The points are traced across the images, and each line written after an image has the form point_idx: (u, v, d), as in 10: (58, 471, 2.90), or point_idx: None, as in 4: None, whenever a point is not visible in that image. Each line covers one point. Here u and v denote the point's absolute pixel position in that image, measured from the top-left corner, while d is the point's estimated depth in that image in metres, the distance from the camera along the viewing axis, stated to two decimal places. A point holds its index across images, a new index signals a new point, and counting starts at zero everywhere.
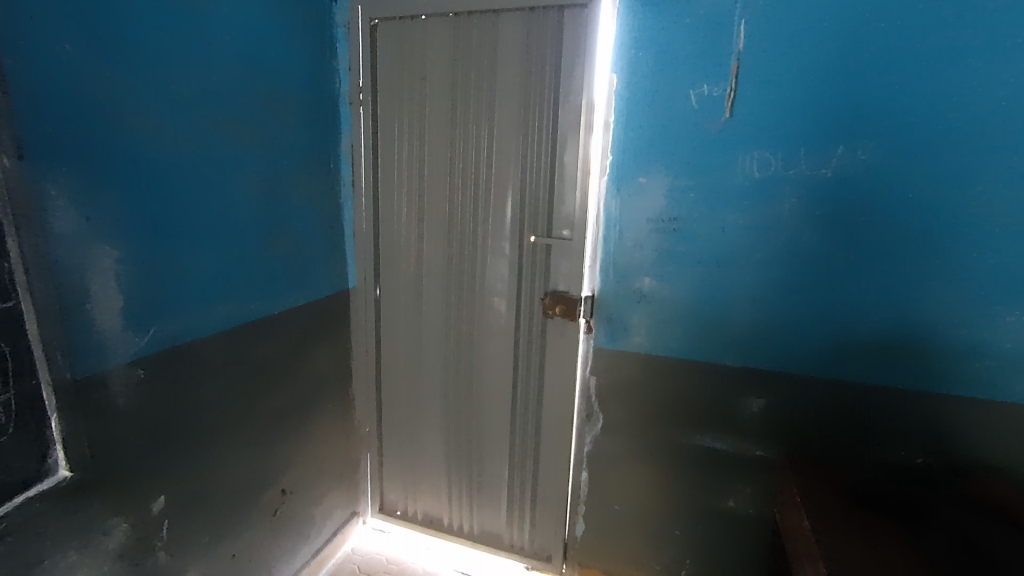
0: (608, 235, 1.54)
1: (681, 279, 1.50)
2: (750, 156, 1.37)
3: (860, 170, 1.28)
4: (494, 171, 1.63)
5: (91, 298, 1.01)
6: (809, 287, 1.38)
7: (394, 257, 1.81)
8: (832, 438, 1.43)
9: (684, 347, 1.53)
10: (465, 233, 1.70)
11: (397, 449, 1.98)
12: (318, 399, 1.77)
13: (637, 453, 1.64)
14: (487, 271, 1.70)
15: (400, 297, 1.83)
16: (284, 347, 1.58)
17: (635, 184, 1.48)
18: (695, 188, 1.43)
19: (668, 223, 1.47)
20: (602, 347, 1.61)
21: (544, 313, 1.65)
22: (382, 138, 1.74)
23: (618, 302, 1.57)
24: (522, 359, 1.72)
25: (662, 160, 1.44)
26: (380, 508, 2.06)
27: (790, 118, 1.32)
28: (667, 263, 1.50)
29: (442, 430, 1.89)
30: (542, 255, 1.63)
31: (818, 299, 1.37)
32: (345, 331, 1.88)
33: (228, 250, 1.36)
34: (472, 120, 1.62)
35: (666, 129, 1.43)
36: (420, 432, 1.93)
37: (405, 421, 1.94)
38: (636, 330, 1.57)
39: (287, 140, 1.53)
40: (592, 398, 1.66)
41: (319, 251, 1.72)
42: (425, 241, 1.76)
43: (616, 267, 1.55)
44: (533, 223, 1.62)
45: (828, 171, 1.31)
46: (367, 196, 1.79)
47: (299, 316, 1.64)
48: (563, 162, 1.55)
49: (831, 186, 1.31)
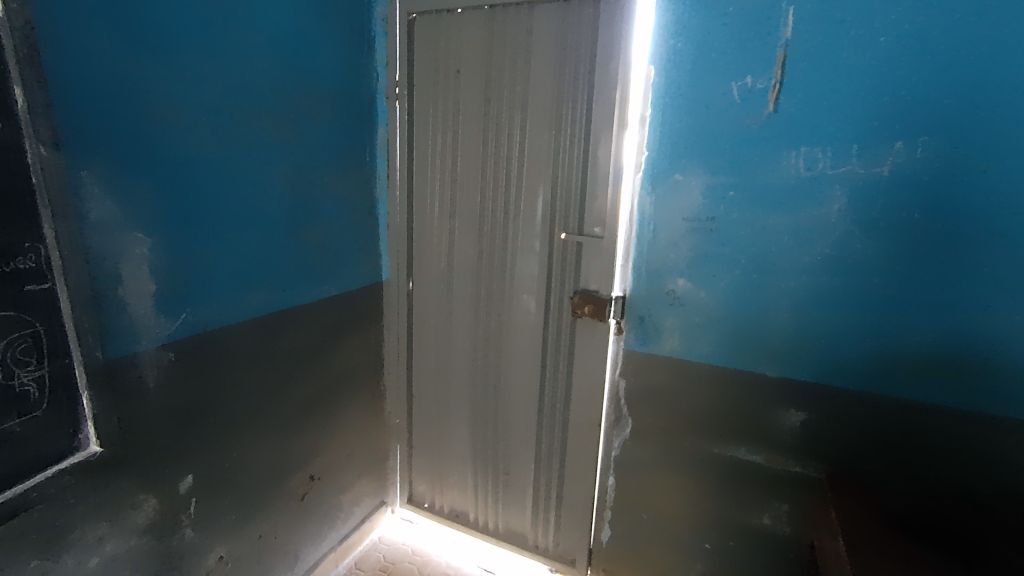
0: (641, 234, 1.48)
1: (717, 282, 1.42)
2: (796, 153, 1.28)
3: (918, 169, 1.17)
4: (526, 166, 1.60)
5: (124, 283, 1.06)
6: (857, 294, 1.27)
7: (427, 251, 1.82)
8: (879, 459, 1.32)
9: (718, 354, 1.45)
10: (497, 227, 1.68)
11: (426, 442, 1.99)
12: (349, 389, 1.81)
13: (666, 462, 1.58)
14: (517, 268, 1.67)
15: (432, 291, 1.84)
16: (315, 337, 1.62)
17: (670, 182, 1.42)
18: (734, 187, 1.36)
19: (705, 223, 1.40)
20: (632, 350, 1.56)
21: (572, 313, 1.61)
22: (417, 133, 1.75)
23: (650, 304, 1.51)
24: (550, 359, 1.69)
25: (700, 157, 1.37)
26: (408, 499, 2.09)
27: (841, 112, 1.22)
28: (702, 266, 1.43)
29: (470, 426, 1.89)
30: (573, 252, 1.59)
31: (866, 308, 1.27)
32: (378, 323, 1.90)
33: (261, 241, 1.40)
34: (505, 113, 1.60)
35: (705, 123, 1.35)
36: (449, 426, 1.93)
37: (434, 415, 1.95)
38: (668, 334, 1.50)
39: (322, 133, 1.56)
40: (620, 402, 1.61)
41: (353, 243, 1.74)
42: (456, 236, 1.75)
43: (649, 267, 1.49)
44: (564, 220, 1.58)
45: (881, 169, 1.20)
46: (401, 189, 1.80)
47: (331, 306, 1.67)
48: (596, 158, 1.50)
49: (884, 186, 1.21)
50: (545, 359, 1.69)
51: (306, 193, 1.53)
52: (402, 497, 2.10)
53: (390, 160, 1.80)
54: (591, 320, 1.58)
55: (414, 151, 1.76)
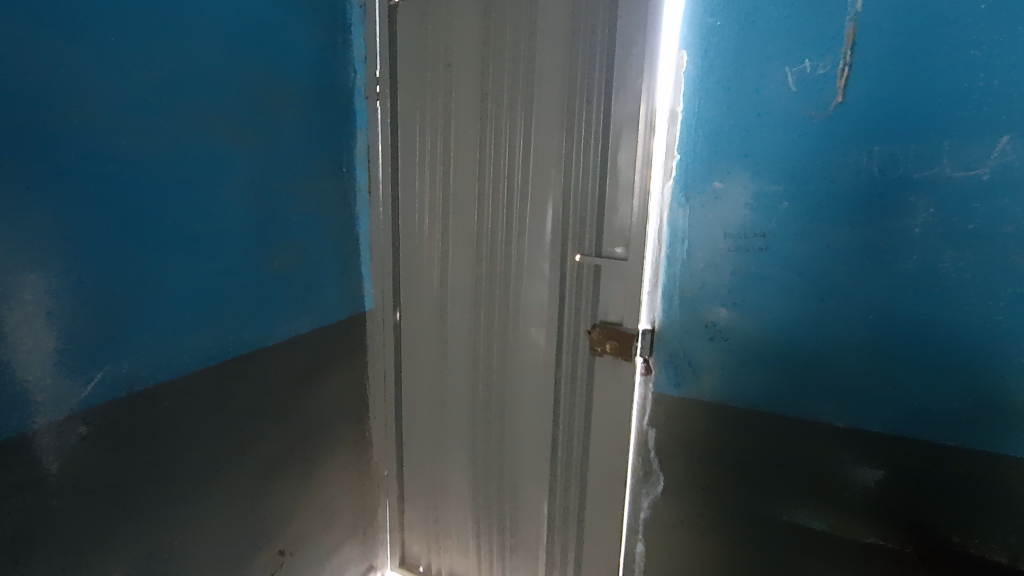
0: (673, 255, 1.23)
1: (769, 312, 1.17)
2: (868, 153, 1.03)
3: None
4: (532, 174, 1.34)
5: (8, 339, 0.80)
6: (951, 328, 1.03)
7: (417, 276, 1.55)
8: (978, 525, 1.07)
9: (771, 398, 1.20)
10: (497, 247, 1.41)
11: (420, 496, 1.72)
12: (328, 440, 1.54)
13: (707, 526, 1.32)
14: (522, 295, 1.41)
15: (423, 322, 1.58)
16: (284, 383, 1.35)
17: (709, 191, 1.17)
18: (790, 196, 1.10)
19: (751, 241, 1.15)
20: (663, 393, 1.30)
21: (590, 350, 1.35)
22: (402, 138, 1.49)
23: (686, 338, 1.25)
24: (564, 402, 1.42)
25: (745, 161, 1.12)
26: (400, 560, 1.82)
27: (929, 101, 0.97)
28: (750, 292, 1.17)
29: (470, 478, 1.62)
30: (590, 276, 1.33)
31: (963, 344, 1.02)
32: (362, 360, 1.64)
33: (214, 272, 1.14)
34: (505, 112, 1.34)
35: (752, 119, 1.10)
36: (446, 478, 1.66)
37: (429, 465, 1.68)
38: (707, 373, 1.25)
39: (289, 141, 1.30)
40: (650, 454, 1.35)
41: (329, 268, 1.48)
42: (450, 258, 1.49)
43: (683, 294, 1.24)
44: (579, 237, 1.32)
45: (983, 172, 0.95)
46: (385, 205, 1.55)
47: (305, 345, 1.41)
48: (616, 164, 1.25)
49: (987, 192, 0.96)
50: (558, 401, 1.43)
51: (270, 212, 1.27)
52: (392, 558, 1.82)
53: (371, 170, 1.54)
54: (613, 357, 1.33)
55: (398, 159, 1.51)
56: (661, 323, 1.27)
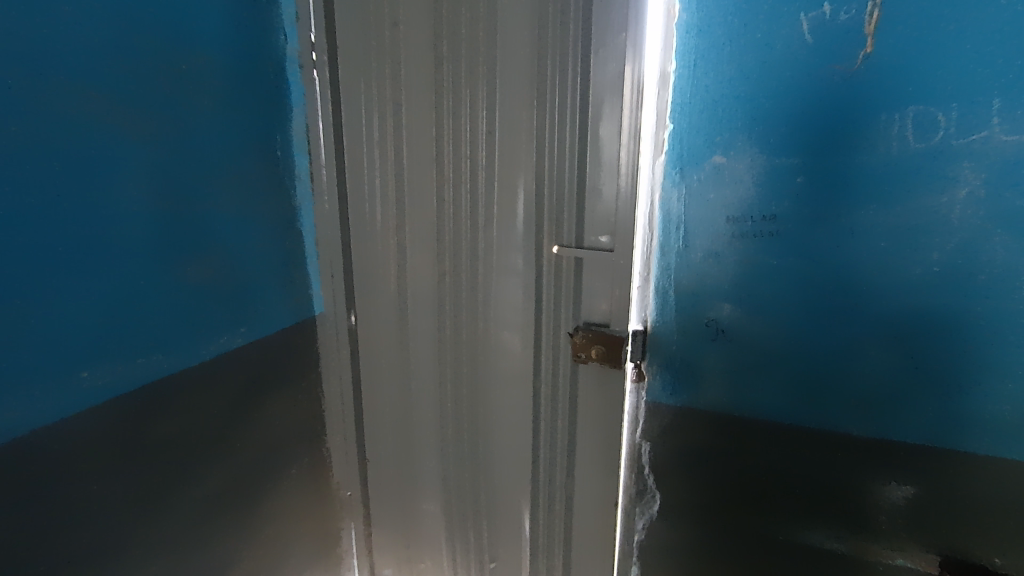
0: (666, 244, 1.05)
1: (781, 309, 0.99)
2: (901, 117, 0.86)
3: None
4: (498, 154, 1.12)
5: None
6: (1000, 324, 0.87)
7: (371, 276, 1.35)
8: (1014, 545, 0.94)
9: (784, 407, 1.03)
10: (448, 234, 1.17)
11: (388, 518, 1.54)
12: (278, 466, 1.36)
13: (707, 552, 1.17)
14: (492, 297, 1.21)
15: (382, 327, 1.38)
16: (218, 407, 1.18)
17: (707, 168, 0.99)
18: (806, 172, 0.93)
19: (760, 226, 0.98)
20: (658, 402, 1.13)
21: (573, 356, 1.15)
22: (346, 114, 1.27)
23: (683, 341, 1.08)
24: (545, 417, 1.24)
25: (750, 130, 0.95)
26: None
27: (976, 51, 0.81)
28: (758, 286, 1.00)
29: (443, 500, 1.44)
30: (569, 275, 1.12)
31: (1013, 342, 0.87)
32: (315, 371, 1.44)
33: (102, 289, 0.94)
34: (463, 80, 1.12)
35: (759, 80, 0.93)
36: (416, 499, 1.48)
37: (397, 485, 1.50)
38: (709, 379, 1.08)
39: (203, 125, 1.09)
40: (645, 470, 1.19)
41: (265, 270, 1.27)
42: (408, 255, 1.28)
43: (678, 290, 1.06)
44: (555, 229, 1.11)
45: None
46: (329, 194, 1.32)
47: (239, 364, 1.22)
48: (598, 137, 1.04)
49: None
50: (538, 418, 1.24)
51: (181, 209, 1.06)
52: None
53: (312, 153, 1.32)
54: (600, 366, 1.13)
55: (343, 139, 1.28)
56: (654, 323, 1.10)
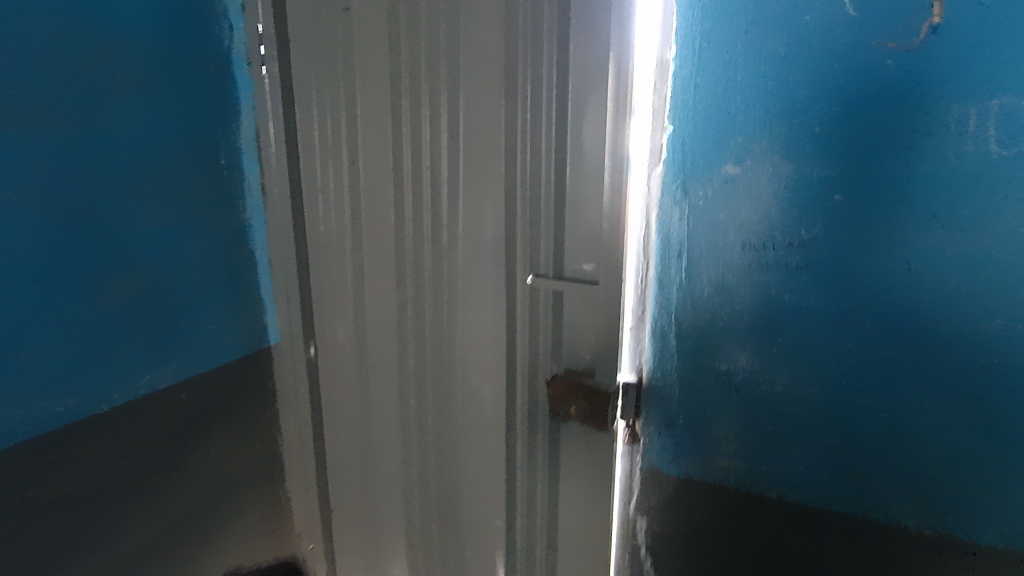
0: (666, 276, 0.85)
1: (815, 361, 0.77)
2: (979, 113, 0.64)
3: None
4: (463, 161, 0.92)
5: None
6: None
7: (328, 303, 1.16)
8: None
9: (819, 488, 0.80)
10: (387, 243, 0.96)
11: None
12: (221, 517, 1.19)
13: None
14: (459, 331, 1.01)
15: (340, 362, 1.18)
16: (149, 450, 1.03)
17: (717, 181, 0.78)
18: (845, 186, 0.71)
19: (785, 254, 0.76)
20: (656, 469, 0.92)
21: (551, 413, 0.93)
22: (297, 117, 1.09)
23: (688, 395, 0.87)
24: (522, 482, 1.01)
25: (772, 133, 0.74)
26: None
27: None
28: (783, 331, 0.78)
29: (409, 566, 1.23)
30: (547, 311, 0.91)
31: None
32: (270, 407, 1.28)
33: None
34: (421, 71, 0.93)
35: (783, 68, 0.72)
36: (380, 562, 1.28)
37: (360, 543, 1.30)
38: (720, 446, 0.86)
39: (115, 123, 0.91)
40: (639, 548, 0.97)
41: (203, 296, 1.10)
42: (366, 280, 1.09)
43: (680, 332, 0.85)
44: (530, 253, 0.89)
45: None
46: (281, 208, 1.15)
47: (170, 401, 1.05)
48: (581, 140, 0.81)
49: None
50: (513, 482, 1.02)
51: (79, 227, 0.88)
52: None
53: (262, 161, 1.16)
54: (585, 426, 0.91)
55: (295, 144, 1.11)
56: (653, 372, 0.89)
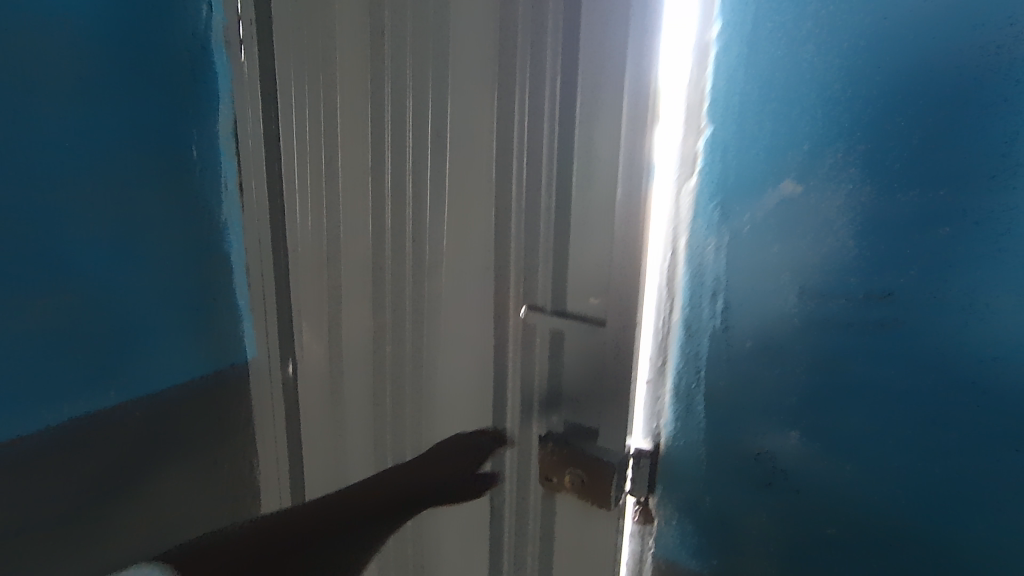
0: (696, 322, 0.65)
1: (895, 450, 0.57)
2: None
3: None
4: (449, 163, 0.76)
5: None
6: None
7: (305, 319, 1.01)
8: None
9: None
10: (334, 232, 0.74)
11: None
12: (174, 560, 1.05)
13: None
14: (440, 367, 0.83)
15: (315, 387, 1.03)
16: (101, 475, 0.93)
17: (769, 204, 0.58)
18: (954, 218, 0.50)
19: (861, 308, 0.56)
20: (671, 559, 0.72)
21: (542, 482, 0.75)
22: (278, 107, 0.96)
23: (717, 474, 0.67)
24: (506, 561, 0.82)
25: (853, 142, 0.53)
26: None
27: None
28: (854, 408, 0.58)
29: None
30: (542, 354, 0.72)
31: None
32: (244, 431, 1.13)
33: None
34: (405, 55, 0.77)
35: (863, 56, 0.52)
36: None
37: None
38: (755, 543, 0.66)
39: (55, 112, 0.83)
40: None
41: (158, 304, 0.98)
42: (342, 296, 0.93)
43: (712, 394, 0.66)
44: (525, 280, 0.72)
45: None
46: (258, 211, 1.02)
47: (110, 430, 0.93)
48: (594, 137, 0.63)
49: None
50: (497, 560, 0.83)
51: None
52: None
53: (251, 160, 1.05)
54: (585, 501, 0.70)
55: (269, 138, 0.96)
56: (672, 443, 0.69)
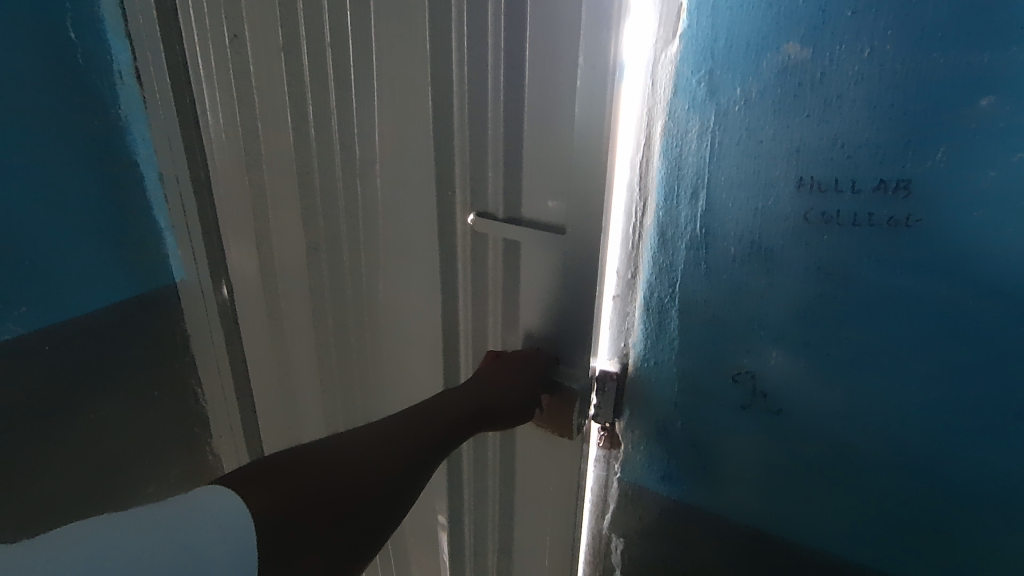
0: (673, 227, 0.55)
1: (896, 371, 0.50)
2: None
3: None
4: (374, 29, 0.60)
5: None
6: None
7: (230, 234, 0.88)
8: None
9: (873, 542, 0.56)
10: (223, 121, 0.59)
11: None
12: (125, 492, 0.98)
13: None
14: (383, 286, 0.73)
15: (249, 311, 0.92)
16: (29, 412, 0.83)
17: (769, 75, 0.47)
18: (1000, 87, 0.40)
19: (872, 204, 0.46)
20: (639, 485, 0.67)
21: (538, 415, 0.62)
22: None
23: (691, 398, 0.60)
24: (464, 489, 0.76)
25: None
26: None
27: None
28: (851, 324, 0.50)
29: None
30: (496, 268, 0.61)
31: None
32: (175, 359, 1.02)
33: None
34: None
35: None
36: None
37: None
38: (730, 468, 0.61)
39: None
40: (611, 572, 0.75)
41: (50, 217, 0.82)
42: (268, 205, 0.80)
43: (689, 310, 0.57)
44: (473, 180, 0.59)
45: None
46: (161, 105, 0.85)
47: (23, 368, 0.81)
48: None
49: None
50: (454, 488, 0.77)
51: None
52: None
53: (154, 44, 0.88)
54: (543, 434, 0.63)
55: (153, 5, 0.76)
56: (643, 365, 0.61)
